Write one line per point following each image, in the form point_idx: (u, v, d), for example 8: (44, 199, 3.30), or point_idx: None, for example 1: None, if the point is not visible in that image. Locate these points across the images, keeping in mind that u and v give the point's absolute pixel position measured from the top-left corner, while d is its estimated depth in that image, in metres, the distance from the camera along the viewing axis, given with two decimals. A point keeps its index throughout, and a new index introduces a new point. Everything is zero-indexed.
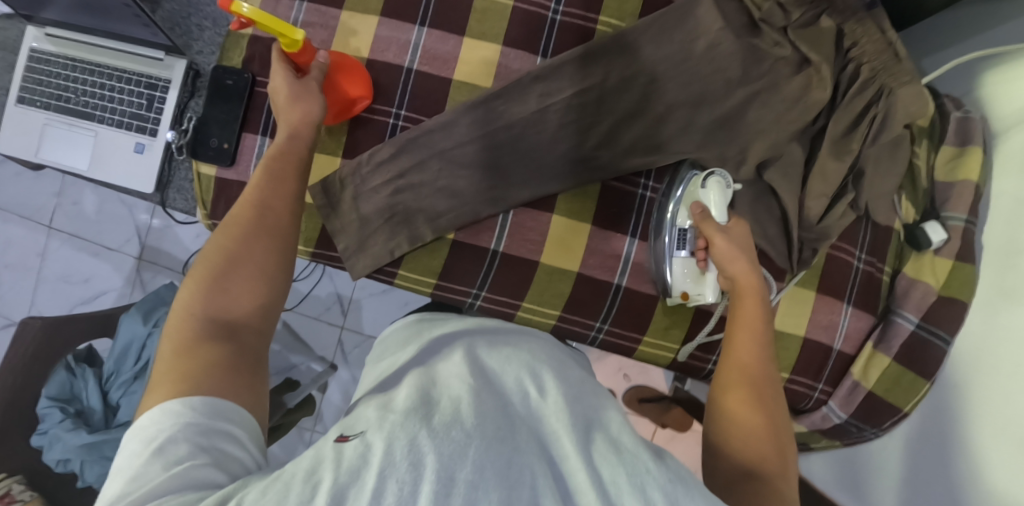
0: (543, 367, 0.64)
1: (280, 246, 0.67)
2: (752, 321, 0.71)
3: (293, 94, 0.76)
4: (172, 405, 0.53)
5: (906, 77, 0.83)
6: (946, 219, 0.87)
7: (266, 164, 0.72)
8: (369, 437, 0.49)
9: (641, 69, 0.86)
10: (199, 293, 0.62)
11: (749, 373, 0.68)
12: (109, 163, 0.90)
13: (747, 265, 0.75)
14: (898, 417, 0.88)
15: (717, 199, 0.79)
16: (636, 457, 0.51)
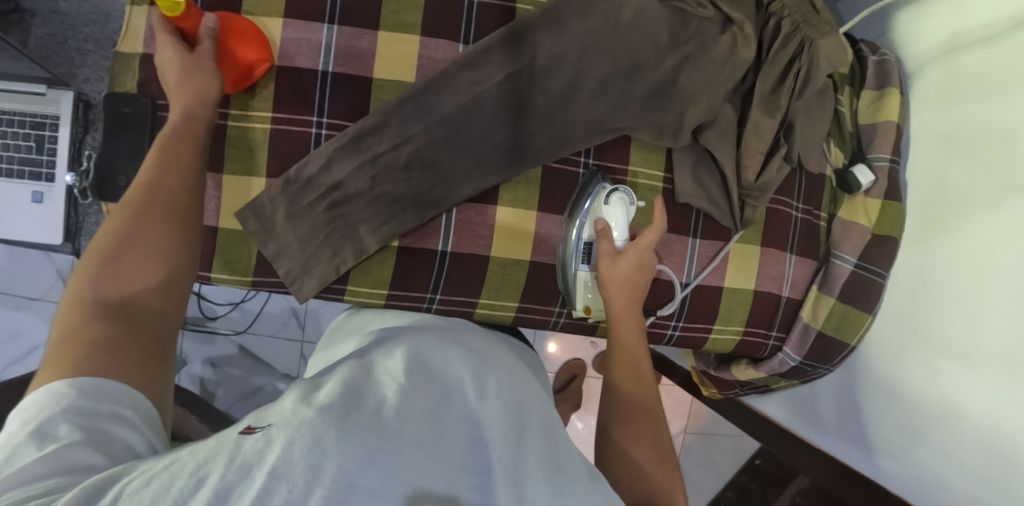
0: (496, 371, 0.59)
1: (177, 228, 0.64)
2: (626, 338, 0.76)
3: (183, 67, 0.72)
4: (56, 387, 0.51)
5: (825, 27, 0.84)
6: (873, 161, 0.90)
7: (158, 146, 0.68)
8: (272, 433, 0.44)
9: (567, 46, 0.84)
10: (91, 277, 0.58)
11: (635, 387, 0.73)
12: (5, 219, 0.83)
13: (626, 286, 0.78)
14: (847, 352, 0.93)
15: (618, 216, 0.81)
16: (563, 479, 0.48)
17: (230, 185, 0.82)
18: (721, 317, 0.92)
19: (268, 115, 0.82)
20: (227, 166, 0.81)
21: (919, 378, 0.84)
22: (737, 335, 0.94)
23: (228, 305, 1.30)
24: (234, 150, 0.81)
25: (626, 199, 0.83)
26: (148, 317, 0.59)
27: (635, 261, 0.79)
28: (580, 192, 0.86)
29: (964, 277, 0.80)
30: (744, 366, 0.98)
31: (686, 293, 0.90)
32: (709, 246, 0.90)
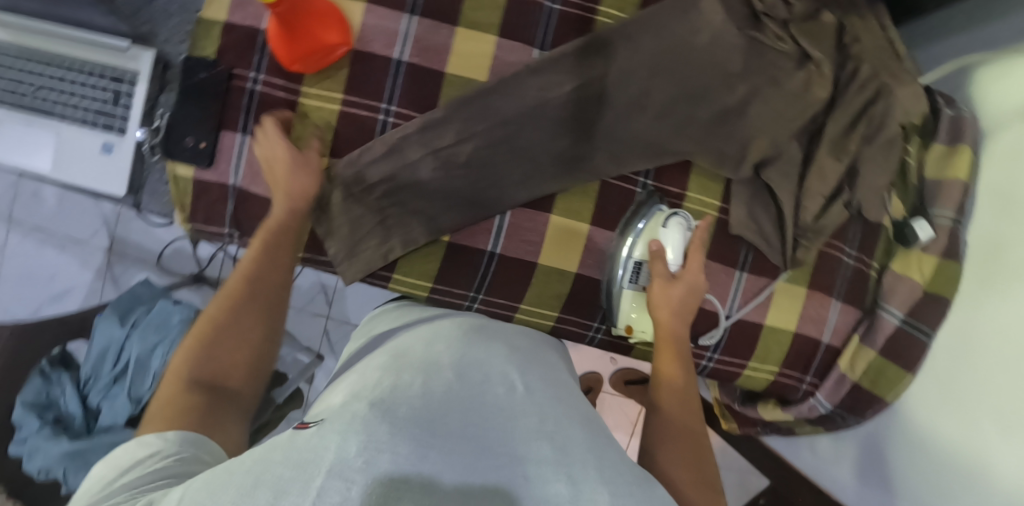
0: (526, 367, 0.64)
1: (269, 317, 0.72)
2: (666, 371, 0.74)
3: (291, 164, 0.79)
4: (147, 439, 0.58)
5: (905, 77, 0.83)
6: (934, 217, 0.89)
7: (261, 238, 0.76)
8: (325, 431, 0.48)
9: (640, 64, 0.83)
10: (192, 357, 0.67)
11: (678, 417, 0.70)
12: (72, 166, 0.85)
13: (670, 313, 0.77)
14: (882, 407, 0.92)
15: (675, 241, 0.79)
16: (612, 472, 0.51)
17: None
18: (757, 355, 0.91)
19: (338, 97, 0.83)
20: (291, 141, 0.83)
21: (954, 439, 0.83)
22: (771, 375, 0.93)
23: None
24: (301, 126, 0.83)
25: (687, 221, 0.80)
26: (235, 396, 0.67)
27: (684, 281, 0.78)
28: (632, 213, 0.85)
29: (1009, 341, 0.78)
30: (772, 406, 0.97)
31: (727, 326, 0.89)
32: (755, 281, 0.89)
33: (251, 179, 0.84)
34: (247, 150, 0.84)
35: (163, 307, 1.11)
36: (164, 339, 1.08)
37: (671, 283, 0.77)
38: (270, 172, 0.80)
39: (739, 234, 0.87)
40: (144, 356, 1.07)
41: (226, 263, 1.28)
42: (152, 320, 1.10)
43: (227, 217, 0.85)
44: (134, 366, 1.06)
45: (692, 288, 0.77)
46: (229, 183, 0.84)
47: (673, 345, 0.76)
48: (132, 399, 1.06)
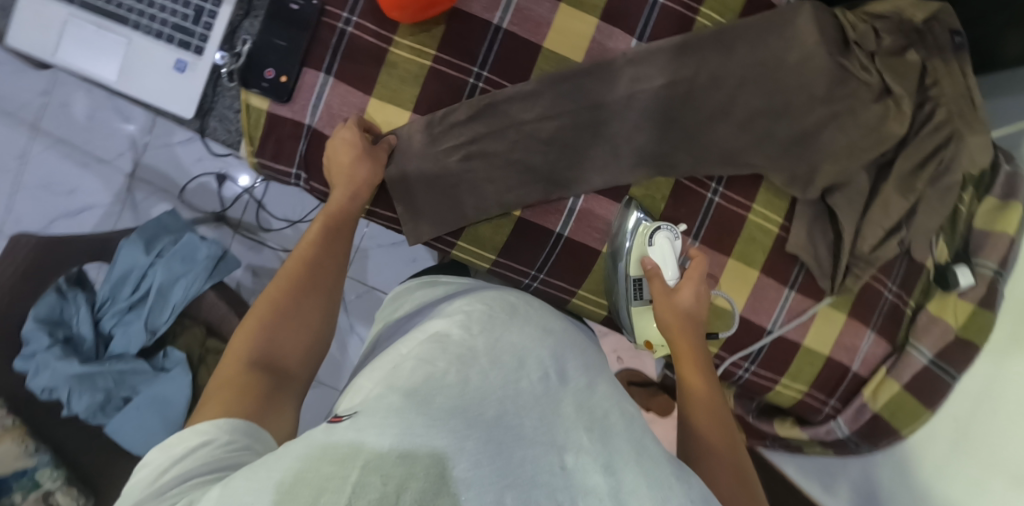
0: (561, 353, 0.64)
1: (327, 305, 0.71)
2: (693, 381, 0.69)
3: (359, 153, 0.78)
4: (200, 426, 0.54)
5: (979, 126, 0.84)
6: (976, 265, 0.92)
7: (322, 222, 0.75)
8: (359, 423, 0.48)
9: (732, 72, 0.83)
10: (253, 335, 0.64)
11: (718, 434, 0.64)
12: (142, 80, 0.81)
13: (680, 323, 0.74)
14: (894, 438, 0.95)
15: (668, 257, 0.79)
16: (652, 463, 0.50)
17: (375, 109, 0.82)
18: (789, 373, 0.94)
19: (431, 53, 0.82)
20: (375, 90, 0.82)
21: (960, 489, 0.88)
22: (798, 394, 0.96)
23: (285, 222, 1.26)
24: (387, 77, 0.82)
25: (673, 231, 0.82)
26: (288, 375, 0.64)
27: (690, 286, 0.76)
28: (621, 237, 0.84)
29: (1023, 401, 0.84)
30: (789, 424, 0.99)
31: (767, 341, 0.92)
32: (802, 302, 0.92)
33: (327, 122, 0.82)
34: (327, 92, 0.82)
35: (189, 241, 1.06)
36: (189, 271, 1.04)
37: (676, 293, 0.76)
38: (335, 156, 0.78)
39: (797, 254, 0.89)
40: (166, 285, 1.03)
41: (250, 206, 1.25)
42: (177, 252, 1.05)
43: (297, 157, 0.83)
44: (155, 294, 1.03)
45: (698, 294, 0.76)
46: (304, 124, 0.82)
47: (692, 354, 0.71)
48: (148, 328, 1.03)
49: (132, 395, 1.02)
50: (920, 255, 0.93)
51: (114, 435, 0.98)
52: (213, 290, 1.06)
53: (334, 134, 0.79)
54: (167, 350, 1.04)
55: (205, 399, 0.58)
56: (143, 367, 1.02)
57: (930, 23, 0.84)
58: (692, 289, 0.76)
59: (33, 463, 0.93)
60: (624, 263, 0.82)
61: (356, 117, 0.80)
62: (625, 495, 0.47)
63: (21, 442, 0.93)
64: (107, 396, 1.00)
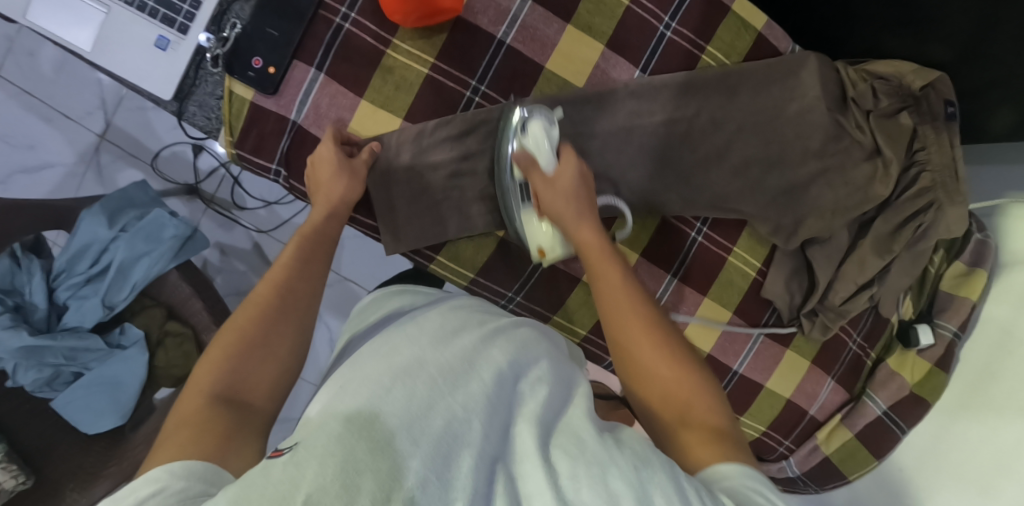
0: (531, 355, 0.63)
1: (300, 335, 0.66)
2: (607, 276, 0.68)
3: (337, 167, 0.75)
4: (151, 474, 0.49)
5: (959, 197, 0.84)
6: (937, 326, 0.95)
7: (297, 242, 0.72)
8: (299, 457, 0.44)
9: (732, 117, 0.83)
10: (219, 366, 0.60)
11: (640, 319, 0.64)
12: (118, 54, 0.74)
13: (577, 219, 0.73)
14: (841, 481, 0.99)
15: (543, 144, 0.75)
16: (591, 449, 0.49)
17: (366, 113, 0.80)
18: (750, 412, 0.96)
19: (430, 61, 0.79)
20: (367, 93, 0.79)
21: None
22: (756, 432, 0.98)
23: (259, 202, 1.25)
24: (381, 81, 0.79)
25: (548, 119, 0.77)
26: (257, 405, 0.61)
27: (570, 179, 0.74)
28: (505, 136, 0.77)
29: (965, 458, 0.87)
30: None
31: (731, 380, 0.94)
32: (769, 346, 0.94)
33: (314, 121, 0.79)
34: (317, 90, 0.78)
35: (156, 218, 1.02)
36: (153, 251, 1.00)
37: (556, 182, 0.74)
38: (316, 168, 0.76)
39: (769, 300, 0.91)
40: (127, 263, 1.00)
41: (225, 182, 1.24)
42: (141, 228, 1.01)
43: (278, 153, 0.80)
44: (115, 272, 0.99)
45: (580, 174, 0.75)
46: (289, 120, 0.79)
47: (601, 252, 0.71)
48: (105, 305, 1.01)
49: (83, 371, 1.00)
50: (886, 311, 0.96)
51: (64, 411, 0.98)
52: (177, 270, 1.02)
53: (313, 154, 0.76)
54: (125, 327, 1.02)
55: (161, 439, 0.54)
56: (97, 345, 1.01)
57: (926, 90, 0.84)
58: (573, 179, 0.75)
59: None
60: (508, 165, 0.78)
61: (335, 128, 0.77)
62: (567, 483, 0.47)
63: None
64: (56, 372, 0.99)
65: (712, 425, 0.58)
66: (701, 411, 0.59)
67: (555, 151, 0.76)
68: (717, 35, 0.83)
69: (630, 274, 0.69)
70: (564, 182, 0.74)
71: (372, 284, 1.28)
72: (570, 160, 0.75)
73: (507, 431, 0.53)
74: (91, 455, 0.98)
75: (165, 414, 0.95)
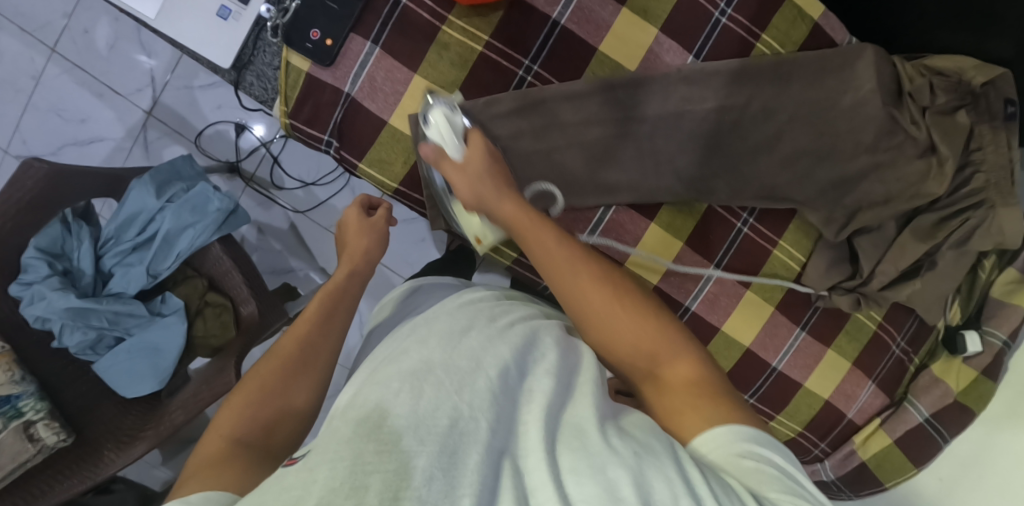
0: (542, 345, 0.61)
1: (318, 384, 0.67)
2: (548, 244, 0.67)
3: (360, 225, 0.81)
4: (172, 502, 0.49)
5: (1012, 199, 0.84)
6: (985, 334, 0.93)
7: (320, 298, 0.73)
8: (313, 462, 0.45)
9: (784, 107, 0.83)
10: (238, 412, 0.61)
11: (581, 275, 0.65)
12: (183, 22, 0.76)
13: (499, 194, 0.71)
14: (877, 488, 0.96)
15: (447, 132, 0.73)
16: (598, 443, 0.48)
17: (419, 88, 0.80)
18: (786, 411, 0.94)
19: (484, 39, 0.80)
20: (421, 69, 0.80)
21: None
22: (791, 433, 0.95)
23: (297, 183, 1.26)
24: (435, 57, 0.80)
25: (450, 104, 0.75)
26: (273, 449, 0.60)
27: (479, 152, 0.73)
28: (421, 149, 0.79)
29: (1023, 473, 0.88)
30: None
31: (769, 376, 0.92)
32: (811, 344, 0.92)
33: (367, 94, 0.80)
34: (372, 63, 0.79)
35: (201, 190, 1.03)
36: (199, 222, 1.02)
37: (465, 165, 0.73)
38: (346, 231, 0.82)
39: (808, 288, 0.90)
40: (173, 232, 1.02)
41: (265, 161, 1.25)
42: (187, 199, 1.02)
43: (331, 124, 0.81)
44: (161, 241, 1.01)
45: (488, 151, 0.74)
46: (343, 92, 0.80)
47: (537, 222, 0.69)
48: (149, 273, 1.03)
49: (124, 336, 1.02)
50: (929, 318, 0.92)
51: (103, 374, 1.00)
52: (219, 243, 1.04)
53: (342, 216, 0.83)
54: (166, 296, 1.05)
55: (187, 476, 0.54)
56: (139, 310, 1.03)
57: (987, 88, 0.83)
58: (476, 150, 0.73)
59: (17, 391, 0.94)
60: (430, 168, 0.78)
61: (359, 196, 0.84)
62: (566, 477, 0.46)
63: (7, 369, 0.93)
64: (100, 335, 1.01)
65: (685, 378, 0.60)
66: (673, 365, 0.61)
67: (464, 139, 0.74)
68: (773, 23, 0.83)
69: (567, 239, 0.68)
70: (476, 165, 0.72)
71: (405, 270, 1.29)
72: (480, 140, 0.74)
73: (515, 422, 0.52)
74: (129, 418, 1.01)
75: (201, 382, 0.97)
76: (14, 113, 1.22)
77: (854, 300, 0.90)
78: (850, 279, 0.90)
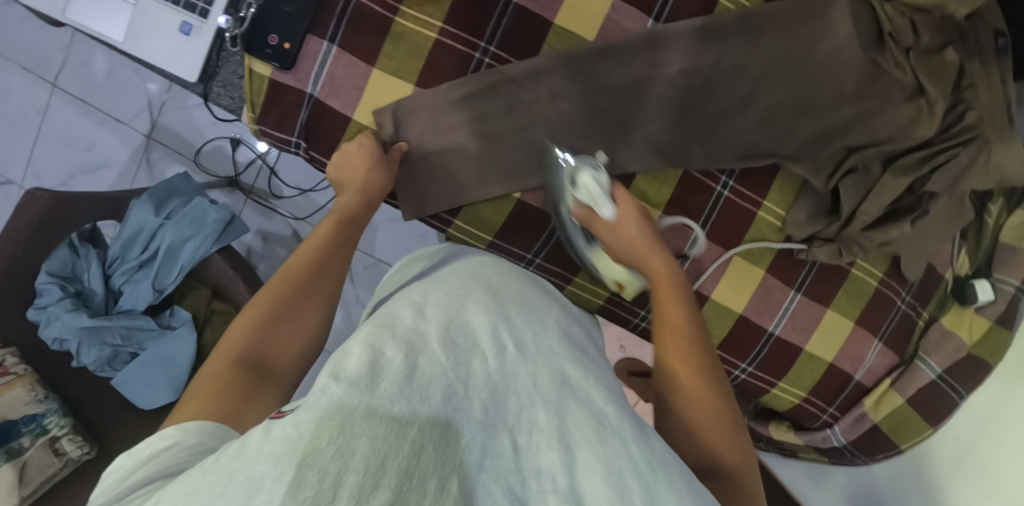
0: (548, 332, 0.58)
1: (322, 310, 0.67)
2: (668, 308, 0.66)
3: (372, 158, 0.78)
4: (166, 430, 0.52)
5: (1009, 134, 0.80)
6: (997, 282, 0.90)
7: (332, 221, 0.74)
8: (296, 414, 0.41)
9: (755, 62, 0.80)
10: (247, 329, 0.63)
11: (688, 357, 0.62)
12: (148, 41, 0.79)
13: (650, 251, 0.71)
14: (893, 452, 0.93)
15: (594, 192, 0.72)
16: (613, 438, 0.46)
17: (379, 81, 0.81)
18: (788, 377, 0.91)
19: (437, 25, 0.80)
20: (379, 62, 0.80)
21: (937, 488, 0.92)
22: (795, 399, 0.93)
23: (295, 191, 1.29)
24: (392, 48, 0.80)
25: (595, 166, 0.75)
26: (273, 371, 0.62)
27: (631, 208, 0.73)
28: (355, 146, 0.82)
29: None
30: (785, 429, 0.96)
31: (766, 341, 0.90)
32: (808, 306, 0.89)
33: (330, 93, 0.81)
34: (331, 61, 0.80)
35: (198, 204, 1.08)
36: (198, 233, 1.06)
37: (619, 223, 0.73)
38: (348, 159, 0.78)
39: (791, 238, 0.87)
40: (175, 245, 1.06)
41: (262, 172, 1.29)
42: (186, 213, 1.07)
43: (297, 126, 0.82)
44: (164, 255, 1.06)
45: (638, 211, 0.74)
46: (306, 93, 0.81)
47: (671, 294, 0.67)
48: (155, 288, 1.07)
49: (138, 350, 1.07)
50: (914, 274, 0.89)
51: (122, 388, 1.05)
52: (220, 253, 1.08)
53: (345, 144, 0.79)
54: (173, 309, 1.09)
55: (188, 395, 0.57)
56: (146, 324, 1.07)
57: (974, 21, 0.81)
58: (625, 204, 0.74)
59: (42, 410, 0.98)
60: (566, 215, 0.78)
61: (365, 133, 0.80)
62: (580, 468, 0.44)
63: (31, 389, 0.99)
64: (116, 351, 1.06)
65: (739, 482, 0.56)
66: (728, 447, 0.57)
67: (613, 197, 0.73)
68: None
69: (694, 313, 0.66)
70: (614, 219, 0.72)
71: None
72: (621, 193, 0.74)
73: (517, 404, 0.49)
74: (149, 429, 1.05)
75: None
76: (25, 148, 1.28)
77: (836, 250, 0.86)
78: (829, 226, 0.86)
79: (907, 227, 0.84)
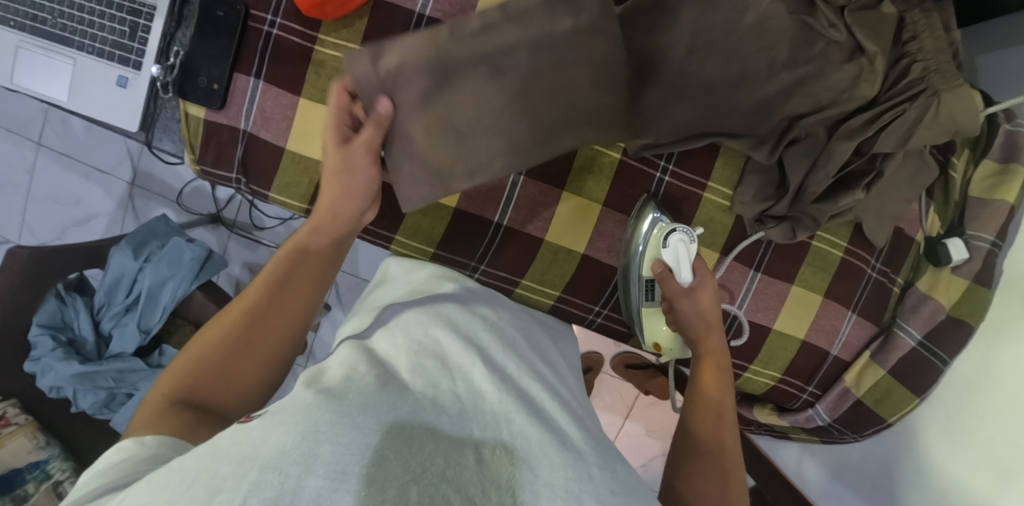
0: (517, 357, 0.63)
1: (282, 340, 0.64)
2: (711, 383, 0.70)
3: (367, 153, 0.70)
4: (123, 444, 0.53)
5: (957, 81, 0.76)
6: (970, 239, 0.86)
7: (284, 254, 0.67)
8: (267, 423, 0.46)
9: (679, 42, 0.78)
10: (194, 366, 0.60)
11: (717, 430, 0.67)
12: (88, 98, 0.83)
13: (711, 331, 0.74)
14: (880, 426, 0.90)
15: (679, 259, 0.77)
16: (572, 457, 0.51)
17: (306, 109, 0.82)
18: (760, 359, 0.88)
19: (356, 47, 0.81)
20: (304, 90, 0.81)
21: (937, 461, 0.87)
22: (771, 381, 0.90)
23: (276, 220, 1.32)
24: (315, 75, 0.81)
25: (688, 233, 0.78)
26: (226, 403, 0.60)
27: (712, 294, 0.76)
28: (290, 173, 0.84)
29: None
30: (768, 411, 0.93)
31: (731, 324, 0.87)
32: (770, 284, 0.86)
33: (261, 126, 0.83)
34: (259, 95, 0.82)
35: (176, 245, 1.11)
36: (176, 274, 1.09)
37: (691, 297, 0.76)
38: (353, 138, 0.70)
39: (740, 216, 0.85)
40: (155, 287, 1.10)
41: (243, 204, 1.31)
42: (164, 255, 1.11)
43: (235, 162, 0.84)
44: (146, 298, 1.10)
45: (717, 293, 0.76)
46: (239, 129, 0.83)
47: (718, 375, 0.71)
48: (141, 329, 1.12)
49: (132, 391, 1.10)
50: (881, 241, 0.85)
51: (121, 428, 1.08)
52: (201, 290, 1.11)
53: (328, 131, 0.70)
54: (162, 349, 1.13)
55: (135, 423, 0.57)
56: (139, 365, 1.10)
57: None
58: (705, 285, 0.76)
59: (45, 455, 1.03)
60: (636, 270, 0.83)
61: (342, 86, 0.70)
62: (541, 487, 0.48)
63: (33, 436, 1.04)
64: (111, 393, 1.10)
65: None
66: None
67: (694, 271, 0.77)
68: None
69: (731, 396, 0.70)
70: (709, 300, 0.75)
71: None
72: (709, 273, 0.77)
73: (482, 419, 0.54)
74: None
75: None
76: (19, 207, 1.35)
77: (790, 228, 0.83)
78: (778, 201, 0.83)
79: (860, 195, 0.79)
